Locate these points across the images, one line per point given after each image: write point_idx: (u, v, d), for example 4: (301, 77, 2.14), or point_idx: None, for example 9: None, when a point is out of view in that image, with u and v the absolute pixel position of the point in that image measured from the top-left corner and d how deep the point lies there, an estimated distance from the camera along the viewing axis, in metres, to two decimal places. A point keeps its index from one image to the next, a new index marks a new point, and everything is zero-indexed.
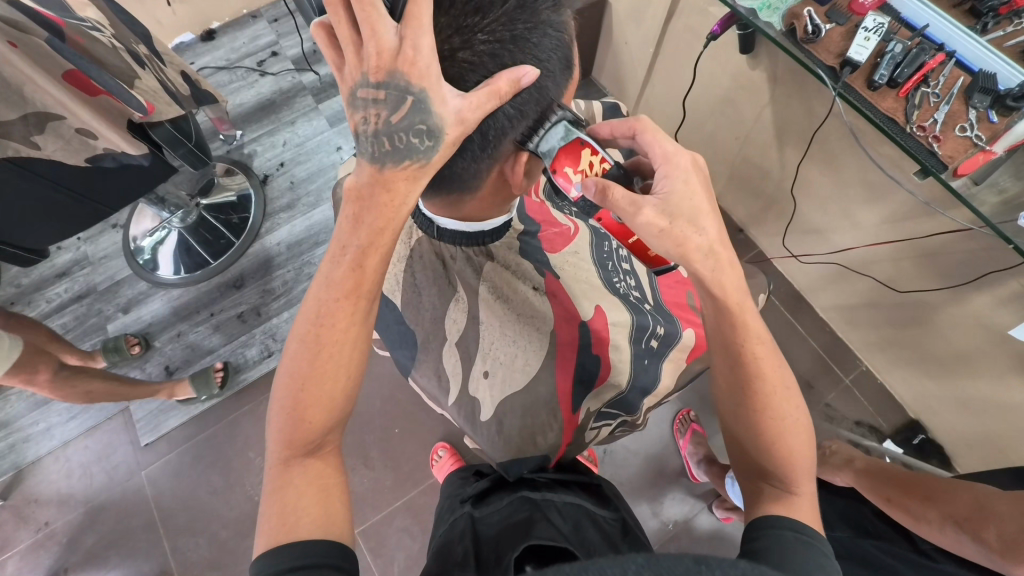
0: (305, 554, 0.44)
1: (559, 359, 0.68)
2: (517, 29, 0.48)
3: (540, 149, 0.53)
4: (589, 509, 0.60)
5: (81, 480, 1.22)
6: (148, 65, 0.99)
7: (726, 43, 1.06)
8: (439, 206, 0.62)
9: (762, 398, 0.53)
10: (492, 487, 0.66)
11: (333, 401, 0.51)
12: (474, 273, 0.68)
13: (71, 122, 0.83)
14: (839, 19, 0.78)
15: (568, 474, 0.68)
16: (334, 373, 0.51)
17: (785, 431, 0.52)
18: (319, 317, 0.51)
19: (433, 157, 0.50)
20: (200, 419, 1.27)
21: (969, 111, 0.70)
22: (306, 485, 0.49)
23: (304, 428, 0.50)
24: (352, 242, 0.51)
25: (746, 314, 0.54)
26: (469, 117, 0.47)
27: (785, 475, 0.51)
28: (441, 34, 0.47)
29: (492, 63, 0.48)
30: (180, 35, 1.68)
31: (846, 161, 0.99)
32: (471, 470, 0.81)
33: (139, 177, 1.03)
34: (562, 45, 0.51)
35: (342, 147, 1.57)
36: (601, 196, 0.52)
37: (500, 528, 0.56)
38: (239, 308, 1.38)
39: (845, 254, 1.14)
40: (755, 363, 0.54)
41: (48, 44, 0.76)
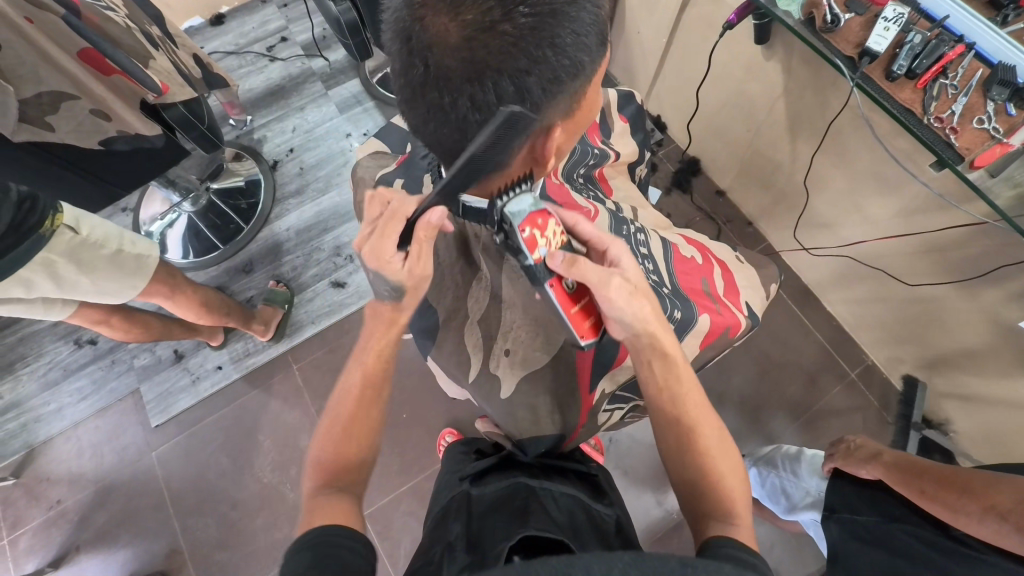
0: (323, 532, 0.48)
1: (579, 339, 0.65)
2: (556, 2, 0.45)
3: (509, 210, 0.54)
4: (585, 502, 0.59)
5: (92, 460, 1.23)
6: (161, 46, 0.99)
7: (741, 34, 1.06)
8: None
9: (697, 435, 0.56)
10: (495, 466, 0.67)
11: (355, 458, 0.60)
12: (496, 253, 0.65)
13: (84, 102, 0.84)
14: (858, 9, 0.77)
15: (567, 464, 0.68)
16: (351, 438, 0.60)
17: (718, 466, 0.56)
18: (345, 393, 0.63)
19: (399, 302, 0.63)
20: (210, 401, 1.28)
21: (986, 104, 0.70)
22: (333, 504, 0.53)
23: (342, 472, 0.58)
24: (365, 347, 0.64)
25: (672, 360, 0.59)
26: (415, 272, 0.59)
27: (725, 508, 0.53)
28: (480, 5, 0.43)
29: (531, 38, 0.44)
30: (190, 19, 1.68)
31: (858, 154, 0.99)
32: (474, 446, 0.80)
33: (151, 160, 1.03)
34: (599, 20, 0.48)
35: (352, 134, 1.56)
36: (569, 267, 0.54)
37: (494, 504, 0.57)
38: (248, 292, 1.39)
39: (854, 247, 1.15)
40: (688, 401, 0.58)
41: (64, 20, 0.76)
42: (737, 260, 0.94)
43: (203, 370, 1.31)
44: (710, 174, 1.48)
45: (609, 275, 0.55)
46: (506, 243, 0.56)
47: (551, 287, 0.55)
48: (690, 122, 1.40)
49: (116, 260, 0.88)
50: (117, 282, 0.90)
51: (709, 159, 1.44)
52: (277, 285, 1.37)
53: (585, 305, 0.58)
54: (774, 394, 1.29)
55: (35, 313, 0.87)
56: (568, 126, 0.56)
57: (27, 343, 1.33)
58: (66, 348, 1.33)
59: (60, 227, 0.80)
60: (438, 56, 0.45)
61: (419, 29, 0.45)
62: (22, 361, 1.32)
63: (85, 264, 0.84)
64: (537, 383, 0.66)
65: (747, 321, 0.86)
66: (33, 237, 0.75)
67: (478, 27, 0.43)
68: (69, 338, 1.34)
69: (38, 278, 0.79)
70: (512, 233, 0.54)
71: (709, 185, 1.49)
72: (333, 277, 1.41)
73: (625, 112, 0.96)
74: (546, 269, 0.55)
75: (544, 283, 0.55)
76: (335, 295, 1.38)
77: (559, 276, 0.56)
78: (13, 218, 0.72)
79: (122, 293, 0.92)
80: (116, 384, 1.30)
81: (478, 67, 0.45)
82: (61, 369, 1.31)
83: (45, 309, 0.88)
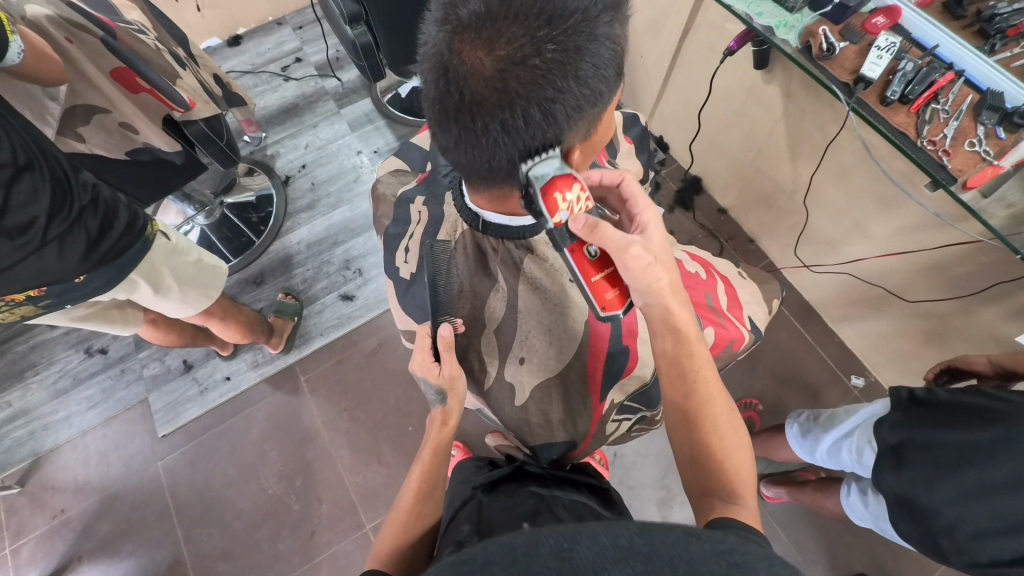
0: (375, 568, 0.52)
1: (589, 349, 0.67)
2: (579, 40, 0.48)
3: (533, 173, 0.51)
4: (594, 508, 0.60)
5: (98, 469, 1.24)
6: (187, 66, 1.05)
7: (742, 59, 1.10)
8: (486, 200, 0.62)
9: (708, 417, 0.56)
10: (509, 476, 0.68)
11: (420, 517, 0.61)
12: (514, 265, 0.66)
13: (115, 116, 0.88)
14: (852, 38, 0.82)
15: (577, 475, 0.69)
16: (416, 498, 0.62)
17: (727, 444, 0.56)
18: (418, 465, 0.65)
19: (446, 405, 0.66)
20: (217, 411, 1.30)
21: (977, 127, 0.74)
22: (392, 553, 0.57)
23: (398, 522, 0.60)
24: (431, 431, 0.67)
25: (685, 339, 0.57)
26: (447, 374, 0.64)
27: (729, 488, 0.53)
28: (513, 41, 0.46)
29: (558, 71, 0.47)
30: (208, 39, 1.74)
31: (856, 173, 1.02)
32: (486, 460, 0.81)
33: (168, 174, 1.06)
34: (616, 56, 0.51)
35: (363, 151, 1.61)
36: (591, 232, 0.52)
37: (506, 505, 0.59)
38: (258, 304, 1.41)
39: (855, 264, 1.17)
40: (701, 381, 0.57)
41: (103, 41, 0.81)
42: (741, 276, 0.96)
43: (211, 381, 1.33)
44: (713, 193, 1.51)
45: (631, 241, 0.53)
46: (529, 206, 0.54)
47: (571, 253, 0.53)
48: (692, 142, 1.45)
49: (197, 267, 0.96)
50: (196, 289, 0.97)
51: (711, 178, 1.48)
52: (286, 297, 1.39)
53: (609, 274, 0.56)
54: (778, 409, 1.30)
55: (118, 329, 0.94)
56: (586, 148, 0.58)
57: (38, 351, 1.35)
58: (76, 357, 1.35)
59: (158, 233, 0.86)
60: (472, 86, 0.48)
61: (455, 62, 0.48)
62: (32, 369, 1.33)
63: (176, 271, 0.91)
64: (552, 388, 0.67)
65: (751, 335, 0.88)
66: (143, 240, 0.82)
67: (510, 61, 0.47)
68: (80, 347, 1.36)
69: (143, 285, 0.85)
70: (534, 198, 0.52)
71: (711, 203, 1.53)
72: (342, 290, 1.43)
73: (631, 133, 1.00)
74: (567, 233, 0.53)
75: (563, 248, 0.53)
76: (344, 308, 1.41)
77: (580, 241, 0.54)
78: (128, 222, 0.79)
79: (197, 304, 0.99)
80: (125, 394, 1.31)
81: (510, 96, 0.48)
82: (71, 378, 1.33)
83: (124, 324, 0.95)
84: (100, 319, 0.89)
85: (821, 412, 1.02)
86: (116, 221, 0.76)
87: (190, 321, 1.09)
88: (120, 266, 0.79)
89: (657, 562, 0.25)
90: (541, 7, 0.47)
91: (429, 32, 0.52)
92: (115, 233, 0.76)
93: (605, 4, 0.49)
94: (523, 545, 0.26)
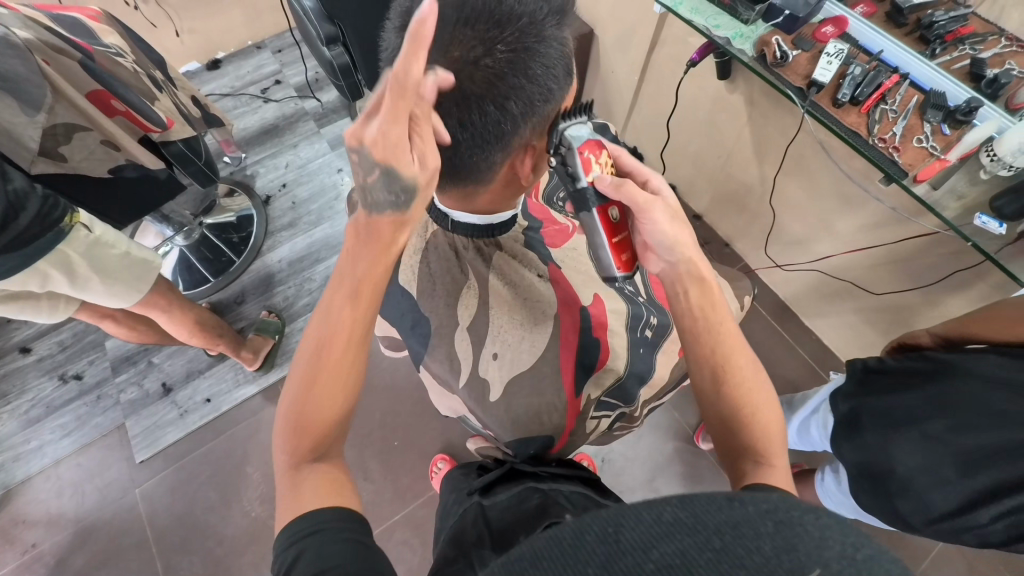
0: (319, 519, 0.43)
1: (562, 340, 0.69)
2: (528, 41, 0.50)
3: (568, 132, 0.55)
4: (593, 497, 0.58)
5: (72, 499, 1.20)
6: (164, 89, 1.07)
7: (706, 69, 1.15)
8: (454, 200, 0.64)
9: (735, 371, 0.53)
10: (501, 478, 0.65)
11: (338, 412, 0.50)
12: (484, 261, 0.70)
13: (96, 133, 0.89)
14: (805, 45, 0.87)
15: (570, 470, 0.66)
16: (336, 390, 0.49)
17: (758, 408, 0.52)
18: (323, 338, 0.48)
19: (407, 210, 0.49)
20: (197, 434, 1.27)
21: (924, 124, 0.79)
22: (318, 481, 0.47)
23: (310, 432, 0.48)
24: (351, 272, 0.49)
25: (705, 303, 0.55)
26: (436, 170, 0.47)
27: (762, 450, 0.50)
28: (466, 44, 0.49)
29: (511, 71, 0.50)
30: (187, 64, 1.75)
31: (819, 174, 1.07)
32: (473, 468, 0.80)
33: (151, 193, 1.06)
34: (564, 56, 0.54)
35: (343, 169, 1.63)
36: (617, 188, 0.54)
37: (506, 512, 0.56)
38: (239, 323, 1.40)
39: (825, 262, 1.21)
40: (727, 345, 0.54)
41: (81, 64, 0.85)
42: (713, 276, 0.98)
43: (190, 404, 1.30)
44: (687, 199, 1.55)
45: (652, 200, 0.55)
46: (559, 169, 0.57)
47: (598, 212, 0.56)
48: (665, 150, 1.49)
49: (124, 260, 0.89)
50: (126, 283, 0.91)
51: (684, 185, 1.52)
52: (268, 314, 1.38)
53: (624, 238, 0.59)
54: None
55: (42, 316, 0.88)
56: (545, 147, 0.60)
57: (10, 380, 1.31)
58: (51, 385, 1.31)
59: (77, 226, 0.81)
60: None
61: None
62: (4, 398, 1.29)
63: (96, 263, 0.85)
64: (531, 386, 0.66)
65: None
66: (55, 232, 0.77)
67: (464, 61, 0.49)
68: (54, 373, 1.33)
69: (57, 273, 0.80)
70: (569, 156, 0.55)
71: (686, 209, 1.57)
72: None
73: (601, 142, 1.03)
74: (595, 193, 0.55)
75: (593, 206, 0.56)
76: None
77: (606, 203, 0.56)
78: (38, 211, 0.73)
79: (127, 297, 0.92)
80: (102, 420, 1.28)
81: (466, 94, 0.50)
82: (44, 406, 1.29)
83: (51, 312, 0.89)
84: (26, 304, 0.84)
85: (795, 399, 1.11)
86: (23, 212, 0.71)
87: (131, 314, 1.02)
88: (26, 254, 0.74)
89: (702, 532, 0.22)
90: (490, 12, 0.49)
91: (388, 41, 0.55)
92: (22, 221, 0.71)
93: (550, 10, 0.53)
94: (568, 536, 0.23)
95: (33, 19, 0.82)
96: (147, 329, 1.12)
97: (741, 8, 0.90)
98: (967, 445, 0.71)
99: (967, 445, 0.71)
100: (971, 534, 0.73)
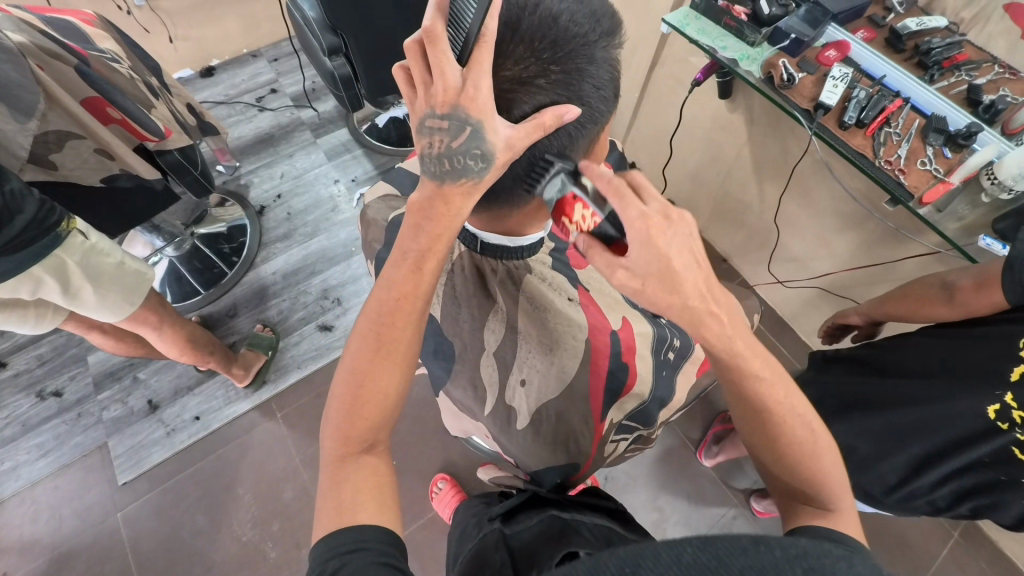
0: (361, 537, 0.44)
1: (592, 364, 0.67)
2: (578, 61, 0.49)
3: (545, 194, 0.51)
4: (619, 531, 0.56)
5: (49, 524, 1.13)
6: (161, 96, 1.04)
7: (708, 88, 1.17)
8: (483, 221, 0.65)
9: (781, 426, 0.48)
10: (521, 505, 0.62)
11: (385, 404, 0.51)
12: (512, 284, 0.68)
13: (90, 142, 0.85)
14: (809, 68, 0.89)
15: (587, 500, 0.64)
16: (389, 374, 0.50)
17: (814, 454, 0.49)
18: (381, 318, 0.50)
19: (485, 177, 0.50)
20: (185, 454, 1.21)
21: (926, 147, 0.81)
22: (360, 483, 0.48)
23: (360, 426, 0.50)
24: (413, 247, 0.50)
25: (753, 359, 0.47)
26: (518, 145, 0.48)
27: (818, 494, 0.49)
28: (519, 62, 0.48)
29: (562, 90, 0.50)
30: (180, 70, 1.72)
31: (820, 194, 1.08)
32: (495, 495, 0.77)
33: (146, 204, 1.02)
34: (614, 75, 0.54)
35: (340, 180, 1.60)
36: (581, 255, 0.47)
37: (530, 545, 0.53)
38: (231, 337, 1.35)
39: (824, 279, 1.22)
40: (777, 401, 0.48)
41: (76, 70, 0.82)
42: None
43: (178, 422, 1.25)
44: None
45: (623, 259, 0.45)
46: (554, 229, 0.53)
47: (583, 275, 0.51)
48: (664, 167, 1.50)
49: (118, 270, 0.84)
50: (120, 295, 0.86)
51: (682, 201, 1.53)
52: (262, 329, 1.34)
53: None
54: None
55: (26, 327, 0.83)
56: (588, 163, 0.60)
57: None
58: (27, 402, 1.25)
59: (74, 231, 0.77)
60: None
61: None
62: None
63: (91, 273, 0.80)
64: (558, 410, 0.65)
65: None
66: (52, 236, 0.73)
67: (518, 81, 0.48)
68: (31, 391, 1.26)
69: (51, 280, 0.76)
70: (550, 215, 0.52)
71: None
72: (320, 320, 1.39)
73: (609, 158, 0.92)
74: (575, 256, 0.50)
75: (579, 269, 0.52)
76: (322, 339, 1.37)
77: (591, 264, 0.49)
78: (36, 215, 0.69)
79: (117, 310, 0.87)
80: (82, 439, 1.22)
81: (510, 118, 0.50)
82: (20, 424, 1.22)
83: (36, 322, 0.84)
84: (16, 312, 0.79)
85: None
86: (20, 213, 0.67)
87: (122, 328, 0.97)
88: (23, 258, 0.70)
89: None
90: (545, 30, 0.48)
91: None
92: (18, 223, 0.67)
93: (603, 30, 0.51)
94: None
95: (28, 22, 0.79)
96: (135, 344, 1.07)
97: (748, 31, 0.92)
98: (901, 424, 0.79)
99: (898, 420, 0.79)
100: (924, 500, 0.81)
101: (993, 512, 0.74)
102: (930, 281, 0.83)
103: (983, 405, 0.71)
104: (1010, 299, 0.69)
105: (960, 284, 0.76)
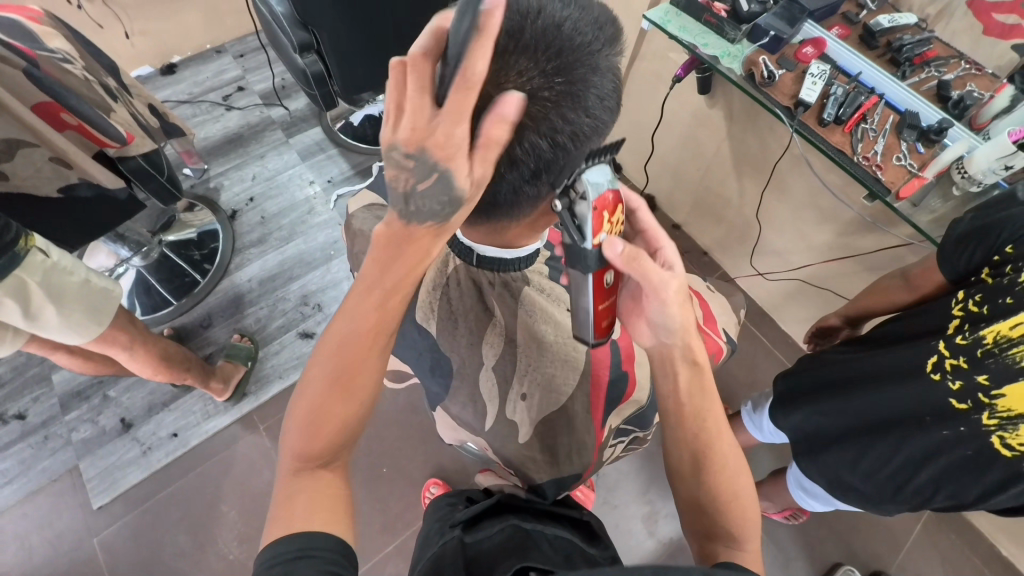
0: (310, 541, 0.43)
1: (593, 378, 0.67)
2: (584, 73, 0.48)
3: (586, 178, 0.49)
4: (580, 544, 0.56)
5: (18, 554, 1.07)
6: (120, 98, 0.98)
7: (688, 84, 1.18)
8: (482, 235, 0.62)
9: (716, 459, 0.53)
10: (488, 511, 0.61)
11: (345, 428, 0.49)
12: (510, 299, 0.67)
13: (44, 150, 0.79)
14: (788, 65, 0.89)
15: (558, 509, 0.62)
16: (351, 404, 0.49)
17: (737, 490, 0.53)
18: (343, 344, 0.49)
19: (450, 220, 0.49)
20: (163, 473, 1.16)
21: (901, 143, 0.83)
22: (315, 494, 0.47)
23: (316, 443, 0.48)
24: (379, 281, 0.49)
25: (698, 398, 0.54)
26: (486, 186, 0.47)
27: (734, 533, 0.52)
28: (523, 73, 0.46)
29: (568, 104, 0.48)
30: (140, 67, 1.63)
31: (799, 188, 1.10)
32: (462, 497, 0.74)
33: (109, 216, 0.96)
34: (614, 83, 0.53)
35: (315, 182, 1.55)
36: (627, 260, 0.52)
37: (488, 555, 0.51)
38: (207, 348, 1.30)
39: (802, 271, 1.25)
40: (713, 431, 0.53)
41: (25, 73, 0.76)
42: (710, 290, 0.97)
43: (155, 440, 1.19)
44: (666, 209, 1.57)
45: (666, 279, 0.53)
46: (564, 216, 0.51)
47: (596, 277, 0.52)
48: (646, 162, 1.50)
49: (85, 289, 0.80)
50: (83, 312, 0.81)
51: (664, 196, 1.54)
52: (239, 338, 1.29)
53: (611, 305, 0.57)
54: None
55: None
56: None
57: None
58: None
59: (33, 249, 0.72)
60: None
61: None
62: None
63: (53, 292, 0.75)
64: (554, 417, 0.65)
65: (727, 345, 0.91)
66: (8, 255, 0.68)
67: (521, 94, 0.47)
68: None
69: (11, 302, 0.70)
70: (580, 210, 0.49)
71: (666, 219, 1.58)
72: (300, 327, 1.35)
73: None
74: (598, 256, 0.52)
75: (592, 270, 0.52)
76: (304, 346, 1.33)
77: (605, 267, 0.53)
78: None
79: (84, 329, 0.82)
80: (51, 463, 1.15)
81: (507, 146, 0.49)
82: None
83: None
84: None
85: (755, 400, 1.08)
86: None
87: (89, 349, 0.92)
88: None
89: None
90: (549, 37, 0.46)
91: None
92: None
93: (604, 38, 0.50)
94: None
95: None
96: (104, 361, 1.01)
97: (728, 28, 0.92)
98: (856, 408, 0.81)
99: (854, 406, 0.81)
100: (885, 474, 0.81)
101: (954, 488, 0.75)
102: (891, 274, 0.88)
103: (922, 361, 0.75)
104: (947, 276, 0.76)
105: (914, 270, 0.82)
